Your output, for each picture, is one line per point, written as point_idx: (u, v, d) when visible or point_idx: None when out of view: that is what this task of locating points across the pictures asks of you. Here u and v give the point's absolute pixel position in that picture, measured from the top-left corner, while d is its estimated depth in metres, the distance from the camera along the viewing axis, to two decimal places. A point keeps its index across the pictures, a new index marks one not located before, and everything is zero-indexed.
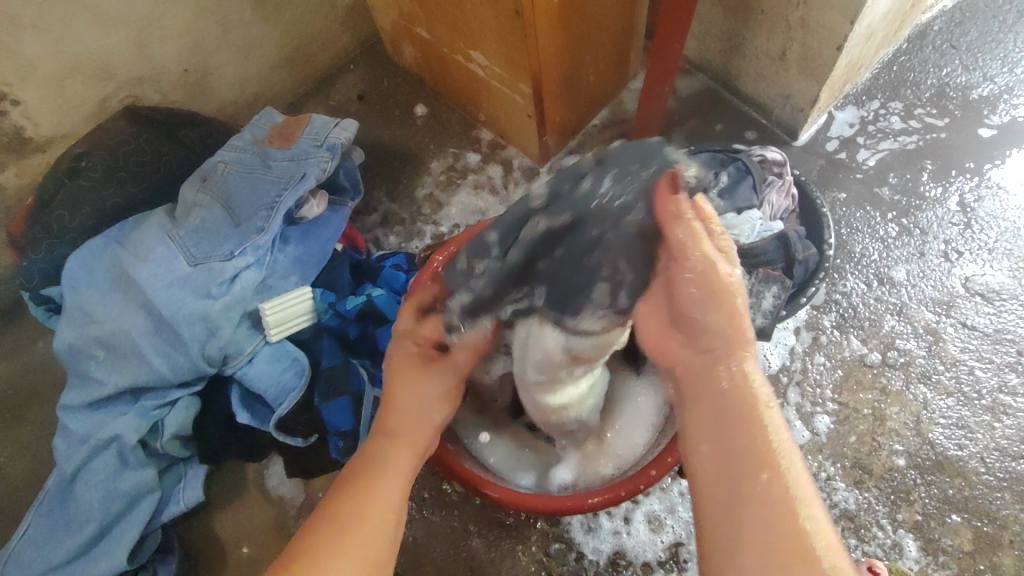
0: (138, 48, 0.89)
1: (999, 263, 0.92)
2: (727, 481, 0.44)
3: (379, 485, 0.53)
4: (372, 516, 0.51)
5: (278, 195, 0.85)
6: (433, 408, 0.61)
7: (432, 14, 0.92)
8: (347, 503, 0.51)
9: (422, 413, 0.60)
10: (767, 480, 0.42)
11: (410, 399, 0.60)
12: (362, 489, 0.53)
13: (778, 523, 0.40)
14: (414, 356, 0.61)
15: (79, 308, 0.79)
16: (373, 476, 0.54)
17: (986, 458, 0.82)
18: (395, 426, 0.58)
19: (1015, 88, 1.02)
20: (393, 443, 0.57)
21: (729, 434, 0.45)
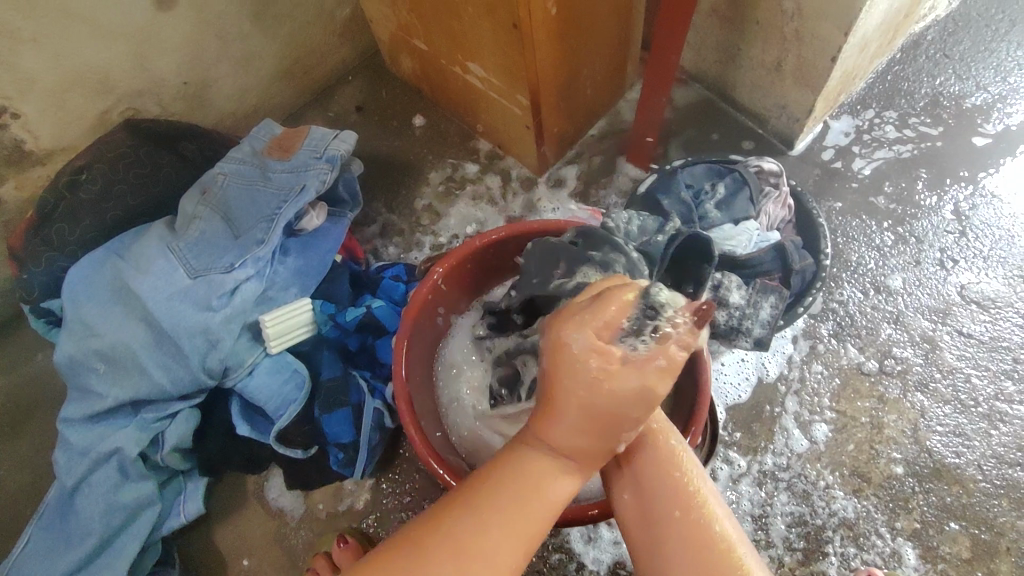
0: (138, 61, 0.90)
1: (994, 270, 0.92)
2: (656, 516, 0.48)
3: (513, 517, 0.45)
4: (490, 552, 0.44)
5: (278, 207, 0.86)
6: (610, 429, 0.45)
7: (430, 27, 0.93)
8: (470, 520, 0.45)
9: (596, 435, 0.45)
10: (686, 504, 0.48)
11: (584, 427, 0.45)
12: (487, 514, 0.45)
13: (692, 545, 0.46)
14: (599, 366, 0.43)
15: (79, 321, 0.79)
16: (509, 499, 0.45)
17: (984, 465, 0.83)
18: (557, 443, 0.46)
19: (1008, 96, 1.03)
20: (548, 461, 0.46)
21: (652, 490, 0.49)
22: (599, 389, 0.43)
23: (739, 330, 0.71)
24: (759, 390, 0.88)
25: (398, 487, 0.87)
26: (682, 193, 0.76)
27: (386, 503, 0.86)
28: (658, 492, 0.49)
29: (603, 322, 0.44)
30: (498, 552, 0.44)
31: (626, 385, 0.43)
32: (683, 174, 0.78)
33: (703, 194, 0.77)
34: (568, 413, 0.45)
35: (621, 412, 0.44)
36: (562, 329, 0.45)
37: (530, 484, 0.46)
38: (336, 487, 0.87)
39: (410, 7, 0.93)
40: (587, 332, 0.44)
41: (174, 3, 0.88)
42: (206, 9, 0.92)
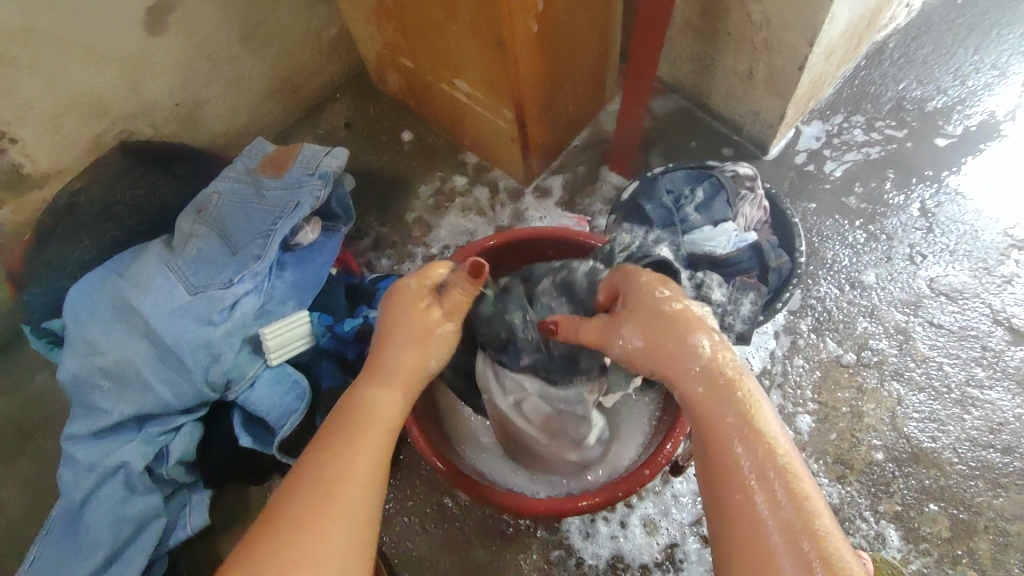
0: (131, 84, 0.92)
1: (960, 263, 0.97)
2: (730, 493, 0.47)
3: (362, 421, 0.53)
4: (359, 445, 0.51)
5: (273, 223, 0.88)
6: (423, 349, 0.59)
7: (416, 45, 0.96)
8: (334, 430, 0.52)
9: (409, 354, 0.59)
10: (762, 478, 0.47)
11: (396, 341, 0.59)
12: (348, 428, 0.52)
13: (785, 521, 0.45)
14: (412, 303, 0.61)
15: (82, 339, 0.80)
16: (358, 416, 0.53)
17: (959, 448, 0.87)
18: (385, 369, 0.57)
19: (967, 99, 1.08)
20: (377, 383, 0.57)
21: (719, 429, 0.50)
22: (412, 318, 0.60)
23: (721, 326, 0.73)
24: None
25: (397, 493, 0.89)
26: (662, 198, 0.80)
27: (388, 509, 0.88)
28: (724, 429, 0.50)
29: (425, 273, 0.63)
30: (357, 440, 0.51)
31: (427, 307, 0.61)
32: (664, 180, 0.82)
33: (683, 199, 0.80)
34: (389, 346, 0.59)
35: (427, 330, 0.60)
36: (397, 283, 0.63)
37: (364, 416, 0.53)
38: None
39: (397, 27, 0.96)
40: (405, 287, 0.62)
41: (166, 28, 0.91)
42: (197, 33, 0.95)
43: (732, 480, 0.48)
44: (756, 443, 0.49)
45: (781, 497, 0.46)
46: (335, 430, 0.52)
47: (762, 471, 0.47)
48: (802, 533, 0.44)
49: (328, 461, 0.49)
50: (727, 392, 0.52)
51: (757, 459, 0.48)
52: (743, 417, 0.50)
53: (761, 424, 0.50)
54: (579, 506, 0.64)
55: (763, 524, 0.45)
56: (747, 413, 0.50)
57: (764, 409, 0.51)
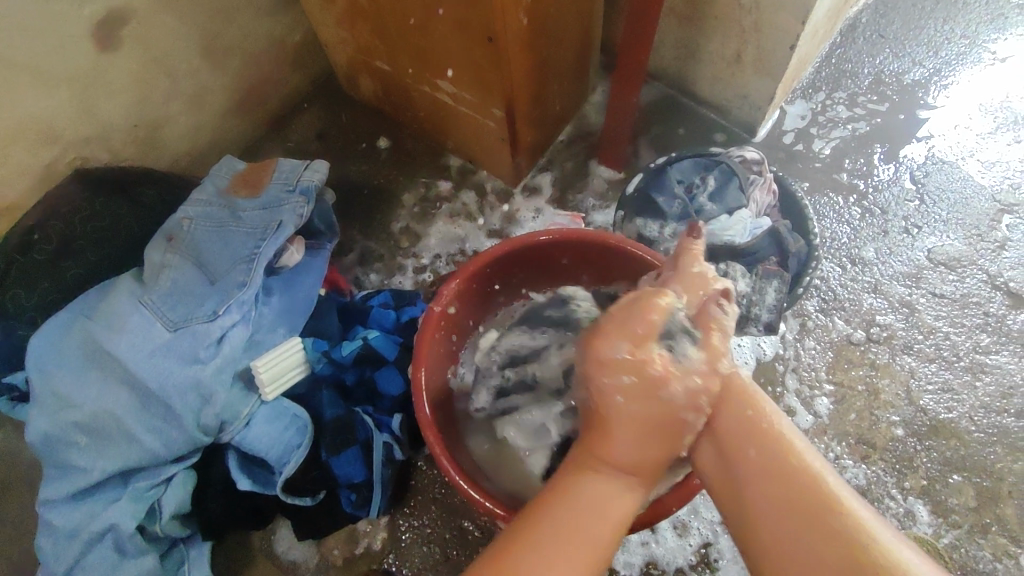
0: (83, 106, 0.84)
1: (954, 232, 0.98)
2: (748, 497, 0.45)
3: (581, 528, 0.44)
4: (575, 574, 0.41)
5: (255, 247, 0.81)
6: (667, 433, 0.48)
7: (393, 47, 0.91)
8: (553, 526, 0.43)
9: (650, 448, 0.48)
10: (780, 481, 0.44)
11: (637, 435, 0.48)
12: (575, 525, 0.44)
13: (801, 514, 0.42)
14: (639, 376, 0.47)
15: (52, 393, 0.72)
16: (586, 520, 0.44)
17: (974, 416, 0.87)
18: (625, 461, 0.47)
19: (942, 70, 1.10)
20: (615, 483, 0.47)
21: (751, 488, 0.45)
22: (662, 405, 0.47)
23: (749, 317, 0.77)
24: (759, 371, 0.90)
25: (415, 520, 0.84)
26: (674, 189, 0.82)
27: (405, 538, 0.84)
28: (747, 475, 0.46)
29: (647, 373, 0.47)
30: (578, 543, 0.43)
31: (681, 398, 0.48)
32: (673, 171, 0.83)
33: (695, 187, 0.83)
34: (628, 436, 0.47)
35: (667, 428, 0.48)
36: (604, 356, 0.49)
37: (594, 519, 0.44)
38: (349, 530, 0.84)
39: (371, 28, 0.90)
40: (628, 366, 0.48)
41: (119, 42, 0.83)
42: (153, 47, 0.87)
43: (764, 526, 0.43)
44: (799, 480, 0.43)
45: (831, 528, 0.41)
46: (555, 526, 0.43)
47: (795, 504, 0.42)
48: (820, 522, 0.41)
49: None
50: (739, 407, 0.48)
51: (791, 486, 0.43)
52: (763, 452, 0.46)
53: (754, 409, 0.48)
54: None
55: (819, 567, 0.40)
56: (777, 454, 0.45)
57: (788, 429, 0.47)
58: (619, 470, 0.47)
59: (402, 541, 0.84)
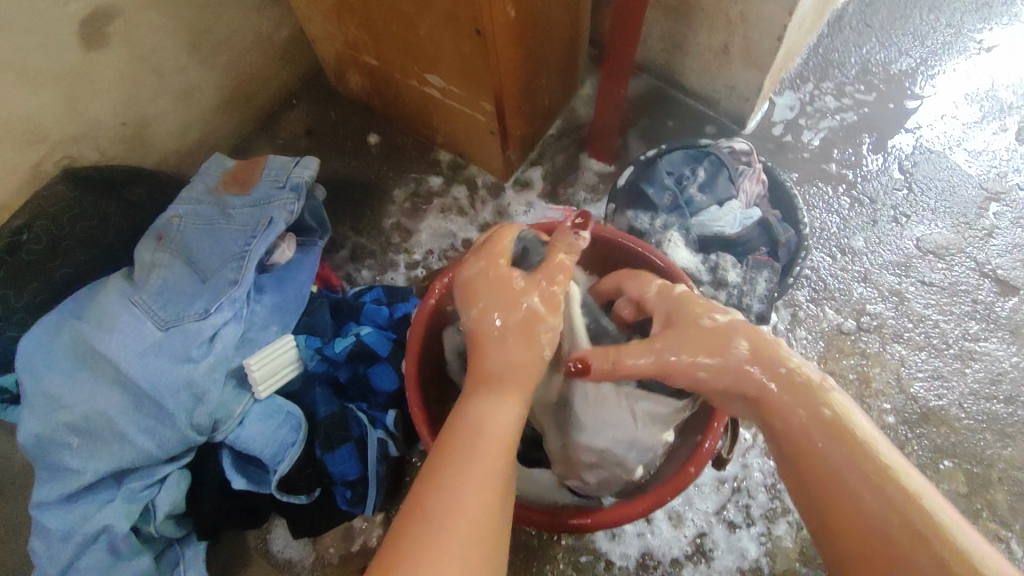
0: (69, 104, 0.83)
1: (942, 220, 0.99)
2: (846, 519, 0.46)
3: (478, 437, 0.49)
4: (471, 467, 0.46)
5: (246, 244, 0.81)
6: (528, 338, 0.55)
7: (381, 42, 0.91)
8: (453, 454, 0.48)
9: (516, 351, 0.55)
10: (880, 500, 0.45)
11: (499, 339, 0.55)
12: (464, 434, 0.49)
13: (902, 531, 0.44)
14: (498, 296, 0.56)
15: (42, 394, 0.72)
16: (475, 431, 0.50)
17: (964, 403, 0.88)
18: (495, 369, 0.54)
19: (928, 59, 1.10)
20: (491, 390, 0.53)
21: (839, 482, 0.47)
22: (510, 307, 0.56)
23: (740, 308, 0.76)
24: None
25: None
26: (664, 181, 0.81)
27: None
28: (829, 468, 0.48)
29: (496, 282, 0.57)
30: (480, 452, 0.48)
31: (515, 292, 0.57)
32: (663, 163, 0.84)
33: (686, 179, 0.83)
34: (492, 340, 0.55)
35: (523, 327, 0.55)
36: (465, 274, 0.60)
37: (481, 426, 0.50)
38: (345, 527, 0.84)
39: (359, 24, 0.90)
40: (488, 277, 0.58)
41: (104, 40, 0.82)
42: (139, 44, 0.86)
43: (858, 517, 0.45)
44: (890, 487, 0.45)
45: (925, 537, 0.43)
46: (454, 454, 0.48)
47: (894, 513, 0.44)
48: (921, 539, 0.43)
49: (455, 479, 0.45)
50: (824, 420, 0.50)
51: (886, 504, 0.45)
52: (848, 452, 0.48)
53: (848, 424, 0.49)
54: (569, 525, 0.61)
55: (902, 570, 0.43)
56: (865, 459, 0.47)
57: (864, 427, 0.49)
58: (497, 382, 0.53)
59: None
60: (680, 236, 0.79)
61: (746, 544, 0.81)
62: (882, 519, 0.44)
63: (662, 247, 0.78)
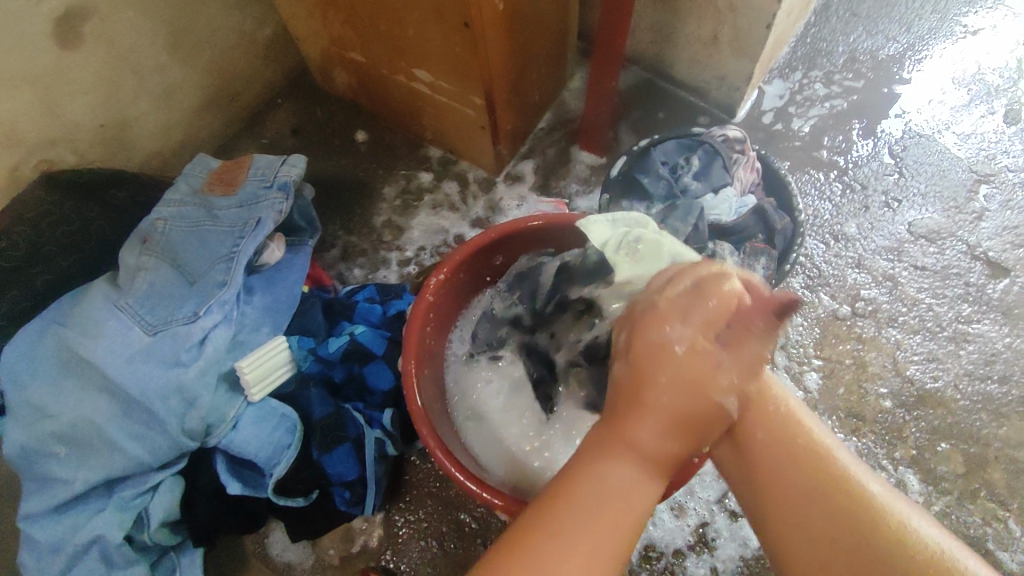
0: (46, 106, 0.81)
1: (933, 204, 0.99)
2: (772, 479, 0.44)
3: (598, 513, 0.41)
4: (585, 546, 0.40)
5: (234, 245, 0.80)
6: (691, 429, 0.44)
7: (366, 37, 0.89)
8: (566, 537, 0.40)
9: (674, 433, 0.44)
10: (790, 457, 0.44)
11: (666, 414, 0.44)
12: (583, 509, 0.41)
13: (822, 494, 0.42)
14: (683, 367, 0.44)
15: (28, 403, 0.70)
16: (597, 505, 0.41)
17: (960, 385, 0.88)
18: (648, 449, 0.43)
19: (915, 45, 1.11)
20: (629, 464, 0.43)
21: (767, 440, 0.45)
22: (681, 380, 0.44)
23: None
24: None
25: (411, 515, 0.83)
26: (659, 170, 0.82)
27: (401, 534, 0.83)
28: (763, 460, 0.45)
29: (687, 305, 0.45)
30: (602, 530, 0.41)
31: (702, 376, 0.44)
32: (657, 152, 0.83)
33: (680, 168, 0.83)
34: (655, 410, 0.44)
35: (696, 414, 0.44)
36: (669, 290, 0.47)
37: (600, 504, 0.42)
38: (344, 528, 0.83)
39: (344, 19, 0.88)
40: (672, 313, 0.45)
41: (81, 39, 0.80)
42: (116, 43, 0.84)
43: (777, 475, 0.44)
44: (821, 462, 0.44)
45: (834, 495, 0.42)
46: (568, 533, 0.40)
47: (811, 470, 0.43)
48: (839, 502, 0.42)
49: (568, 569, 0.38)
50: None
51: (807, 467, 0.43)
52: (767, 415, 0.46)
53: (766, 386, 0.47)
54: None
55: (848, 547, 0.40)
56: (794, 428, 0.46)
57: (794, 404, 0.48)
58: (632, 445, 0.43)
59: (397, 536, 0.83)
60: (680, 224, 0.76)
61: (749, 532, 0.81)
62: (802, 483, 0.43)
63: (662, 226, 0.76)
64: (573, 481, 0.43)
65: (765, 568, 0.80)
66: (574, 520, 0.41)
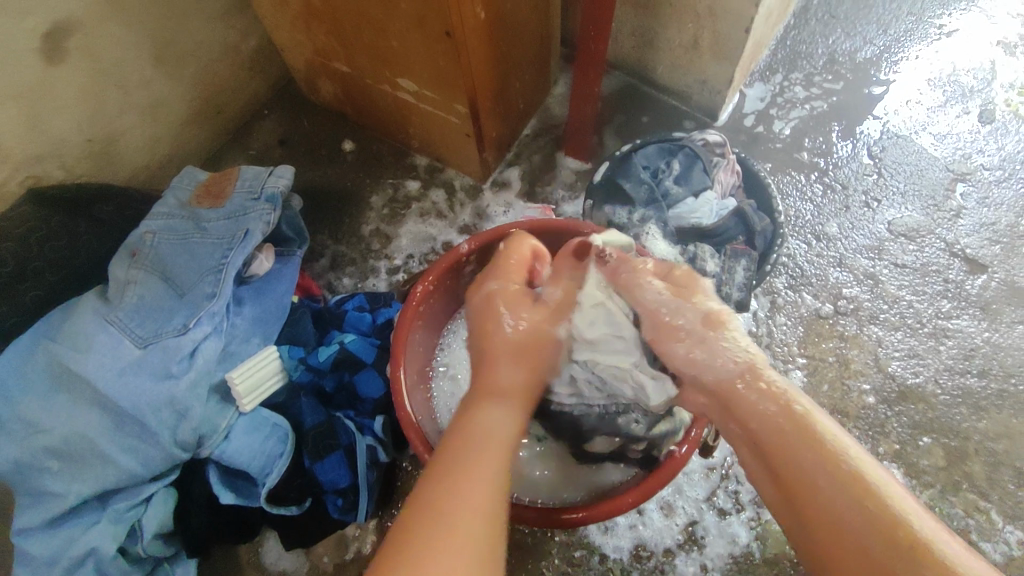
0: (32, 122, 0.81)
1: (912, 203, 1.01)
2: (821, 517, 0.45)
3: (483, 444, 0.51)
4: (478, 466, 0.49)
5: (223, 257, 0.80)
6: (535, 355, 0.62)
7: (350, 47, 0.90)
8: (457, 457, 0.50)
9: (522, 364, 0.61)
10: (840, 494, 0.45)
11: (505, 352, 0.61)
12: (474, 445, 0.51)
13: (872, 526, 0.43)
14: (508, 303, 0.64)
15: (16, 419, 0.70)
16: (481, 437, 0.52)
17: (940, 380, 0.90)
18: (499, 382, 0.59)
19: (892, 47, 1.13)
20: (494, 406, 0.56)
21: (808, 481, 0.46)
22: (522, 312, 0.63)
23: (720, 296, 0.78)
24: None
25: None
26: (641, 176, 0.83)
27: None
28: (810, 499, 0.46)
29: (507, 275, 0.67)
30: (483, 459, 0.50)
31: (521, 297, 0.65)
32: (638, 157, 0.85)
33: (661, 172, 0.84)
34: (502, 355, 0.60)
35: (535, 343, 0.62)
36: (498, 289, 0.66)
37: (485, 437, 0.52)
38: (337, 536, 0.83)
39: (327, 30, 0.89)
40: (513, 293, 0.65)
41: (65, 54, 0.81)
42: (102, 58, 0.85)
43: (829, 516, 0.45)
44: (859, 487, 0.45)
45: (889, 532, 0.42)
46: (460, 456, 0.50)
47: (861, 507, 0.44)
48: (891, 533, 0.42)
49: (468, 495, 0.46)
50: (789, 413, 0.50)
51: (858, 501, 0.44)
52: (818, 454, 0.47)
53: (801, 413, 0.50)
54: (565, 520, 0.62)
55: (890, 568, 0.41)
56: (833, 452, 0.47)
57: (830, 425, 0.49)
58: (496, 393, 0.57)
59: None
60: (657, 228, 0.80)
61: (737, 530, 0.82)
62: (851, 518, 0.44)
63: (640, 239, 0.79)
64: (464, 425, 0.54)
65: (753, 565, 0.81)
66: (475, 452, 0.50)
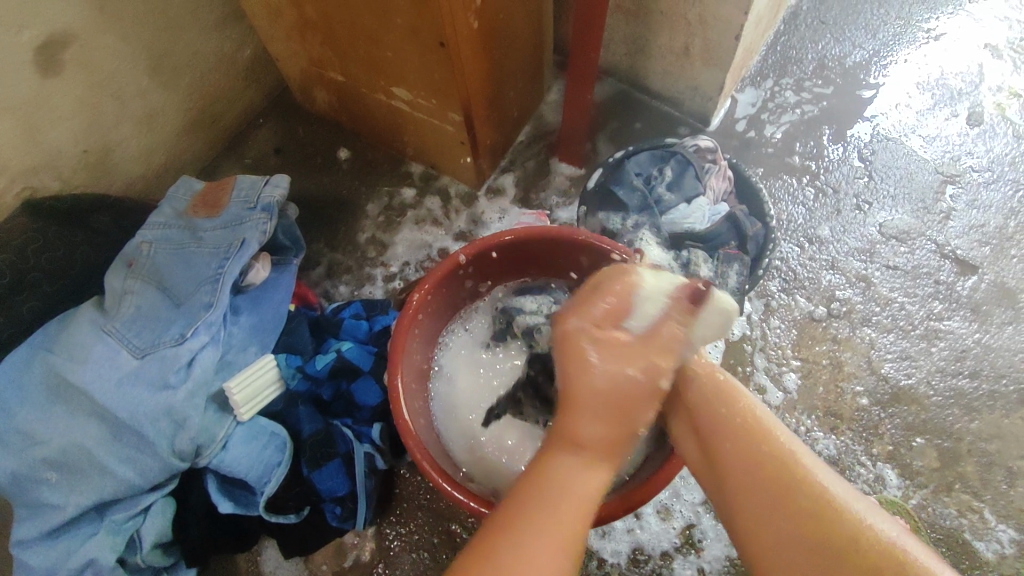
0: (28, 134, 0.81)
1: (902, 206, 1.02)
2: (736, 477, 0.49)
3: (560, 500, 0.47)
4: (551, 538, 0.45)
5: (219, 267, 0.80)
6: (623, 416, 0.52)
7: (344, 55, 0.91)
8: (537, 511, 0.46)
9: (610, 420, 0.51)
10: (751, 457, 0.49)
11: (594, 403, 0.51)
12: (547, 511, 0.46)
13: (776, 486, 0.47)
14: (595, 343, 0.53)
15: (15, 431, 0.70)
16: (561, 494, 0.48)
17: (932, 381, 0.91)
18: (582, 437, 0.51)
19: (881, 51, 1.14)
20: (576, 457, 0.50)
21: (721, 446, 0.51)
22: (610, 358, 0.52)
23: None
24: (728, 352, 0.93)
25: (400, 527, 0.85)
26: (634, 181, 0.84)
27: (393, 546, 0.84)
28: (725, 461, 0.50)
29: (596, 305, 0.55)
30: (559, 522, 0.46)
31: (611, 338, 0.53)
32: (630, 164, 0.85)
33: (654, 179, 0.85)
34: (591, 404, 0.51)
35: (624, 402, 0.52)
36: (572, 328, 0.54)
37: (561, 490, 0.48)
38: (336, 544, 0.84)
39: (321, 40, 0.90)
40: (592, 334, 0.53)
41: (60, 67, 0.81)
42: (97, 69, 0.85)
43: (744, 477, 0.48)
44: (771, 454, 0.48)
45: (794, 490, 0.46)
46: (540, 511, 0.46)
47: (769, 468, 0.48)
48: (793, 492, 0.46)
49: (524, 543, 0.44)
50: (711, 380, 0.54)
51: (765, 463, 0.48)
52: (728, 419, 0.52)
53: (722, 380, 0.54)
54: None
55: (797, 524, 0.45)
56: (745, 418, 0.51)
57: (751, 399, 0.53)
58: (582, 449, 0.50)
59: (389, 549, 0.84)
60: (651, 235, 0.80)
61: None
62: (761, 477, 0.48)
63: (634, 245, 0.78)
64: (540, 477, 0.49)
65: None
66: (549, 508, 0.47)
